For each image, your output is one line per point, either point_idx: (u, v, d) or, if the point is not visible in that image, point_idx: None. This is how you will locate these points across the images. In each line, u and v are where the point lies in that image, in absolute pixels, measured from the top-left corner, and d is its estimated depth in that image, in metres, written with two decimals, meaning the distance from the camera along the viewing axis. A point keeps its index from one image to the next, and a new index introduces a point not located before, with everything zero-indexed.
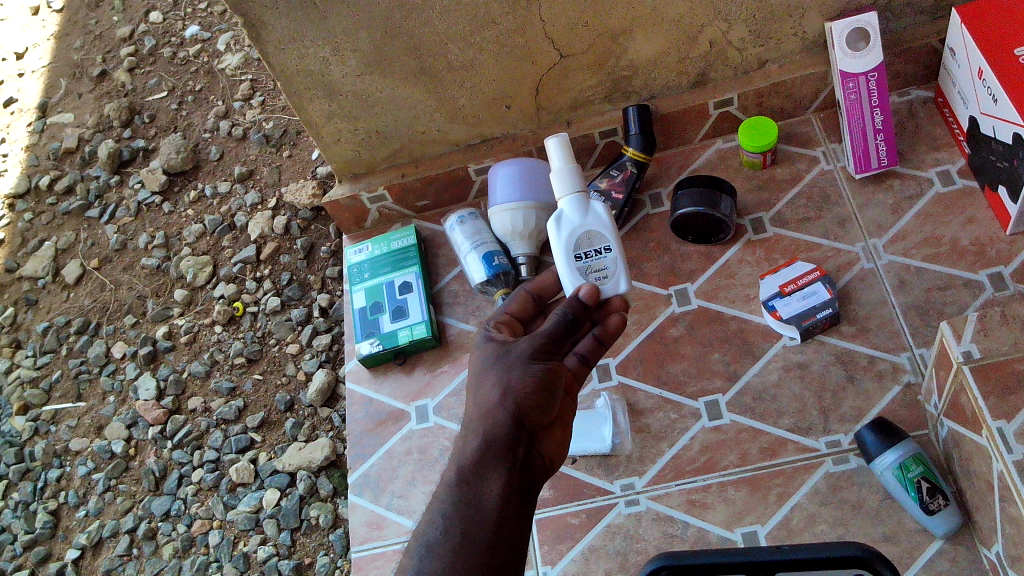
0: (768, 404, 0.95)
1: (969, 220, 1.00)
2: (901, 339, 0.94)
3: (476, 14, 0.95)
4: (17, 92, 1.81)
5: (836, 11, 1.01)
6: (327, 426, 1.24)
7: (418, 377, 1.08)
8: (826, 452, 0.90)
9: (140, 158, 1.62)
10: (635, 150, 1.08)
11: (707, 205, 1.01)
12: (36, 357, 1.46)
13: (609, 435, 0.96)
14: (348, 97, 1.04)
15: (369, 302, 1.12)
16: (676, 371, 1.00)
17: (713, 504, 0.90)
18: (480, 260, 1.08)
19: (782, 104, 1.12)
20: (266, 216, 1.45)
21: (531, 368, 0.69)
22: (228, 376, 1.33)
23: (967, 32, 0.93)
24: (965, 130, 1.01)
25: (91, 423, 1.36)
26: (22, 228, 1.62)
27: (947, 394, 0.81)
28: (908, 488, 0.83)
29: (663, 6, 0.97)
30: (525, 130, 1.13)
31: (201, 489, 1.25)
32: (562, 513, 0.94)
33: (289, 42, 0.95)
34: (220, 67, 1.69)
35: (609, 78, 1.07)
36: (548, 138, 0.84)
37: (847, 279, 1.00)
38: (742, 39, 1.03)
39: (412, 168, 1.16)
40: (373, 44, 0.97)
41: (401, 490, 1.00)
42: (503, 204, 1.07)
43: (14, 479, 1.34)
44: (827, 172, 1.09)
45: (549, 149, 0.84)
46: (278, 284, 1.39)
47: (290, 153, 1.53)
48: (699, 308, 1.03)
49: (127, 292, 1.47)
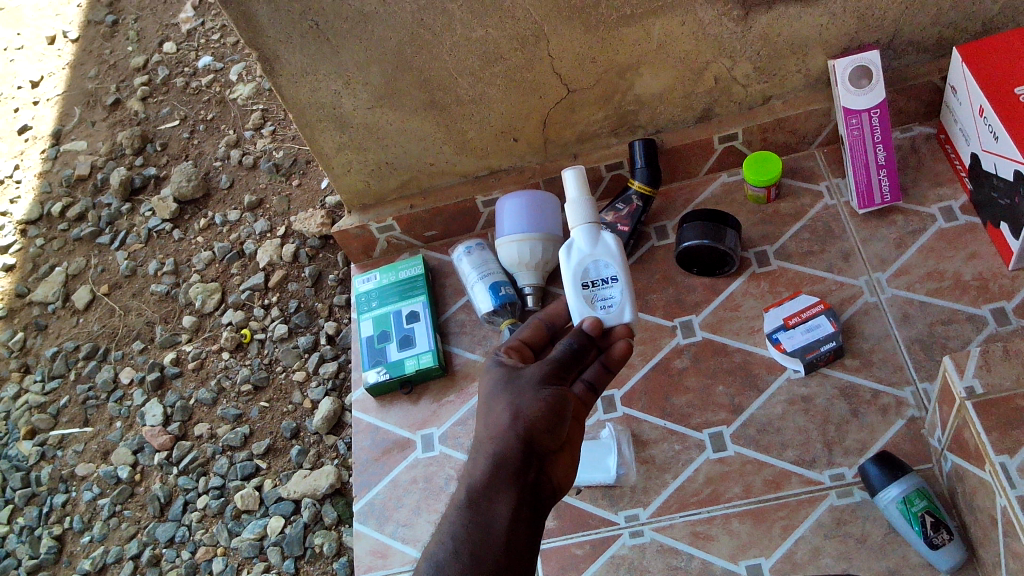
0: (772, 436, 0.95)
1: (972, 256, 1.01)
2: (904, 373, 0.95)
3: (486, 50, 0.97)
4: (32, 119, 1.84)
5: (839, 49, 1.03)
6: (333, 454, 1.25)
7: (425, 407, 1.09)
8: (830, 485, 0.90)
9: (152, 186, 1.64)
10: (641, 184, 1.10)
11: (711, 237, 1.02)
12: (44, 382, 1.47)
13: (614, 466, 0.96)
14: (359, 129, 1.06)
15: (377, 331, 1.13)
16: (681, 402, 1.00)
17: (718, 536, 0.90)
18: (486, 290, 1.09)
19: (786, 140, 1.13)
20: (275, 244, 1.46)
21: (541, 394, 0.70)
22: (234, 403, 1.34)
23: (968, 71, 0.95)
24: (966, 167, 1.02)
25: (97, 448, 1.37)
26: (33, 254, 1.63)
27: (950, 428, 0.81)
28: (912, 522, 0.83)
29: (669, 42, 0.99)
30: (533, 163, 1.15)
31: (206, 515, 1.26)
32: (566, 544, 0.94)
33: (302, 76, 0.97)
34: (232, 97, 1.72)
35: (615, 112, 1.08)
36: (565, 170, 0.87)
37: (851, 313, 1.01)
38: (746, 76, 1.05)
39: (420, 199, 1.17)
40: (384, 78, 0.99)
41: (406, 519, 1.01)
42: (510, 235, 1.08)
43: (20, 504, 1.34)
44: (830, 207, 1.10)
45: (565, 180, 0.87)
46: (285, 311, 1.40)
47: (299, 182, 1.55)
48: (704, 340, 1.04)
49: (136, 318, 1.48)
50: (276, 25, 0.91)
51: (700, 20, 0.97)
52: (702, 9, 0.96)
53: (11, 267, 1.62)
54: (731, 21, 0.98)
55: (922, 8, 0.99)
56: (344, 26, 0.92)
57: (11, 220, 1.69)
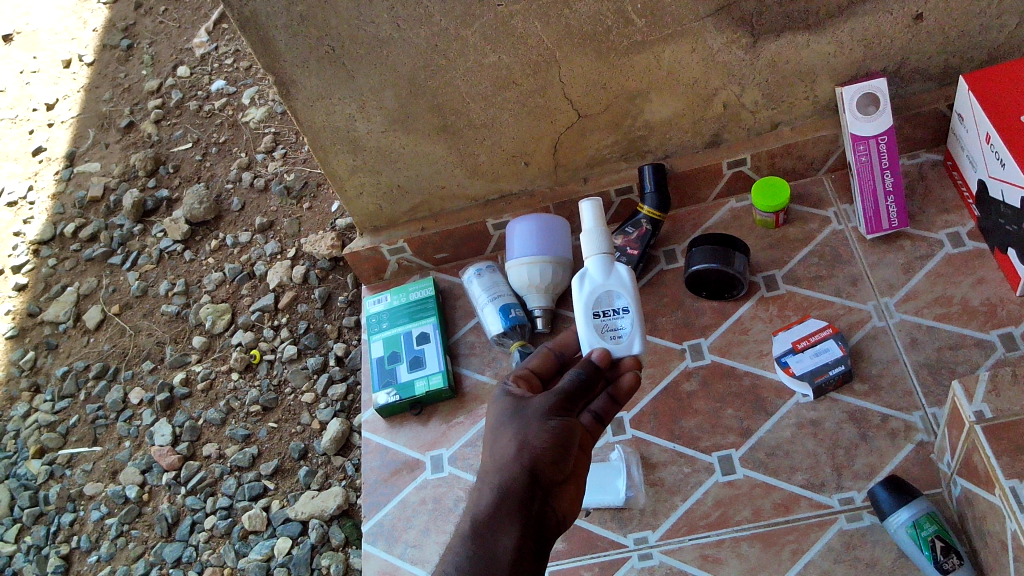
0: (782, 460, 0.95)
1: (979, 281, 1.01)
2: (913, 398, 0.95)
3: (499, 76, 0.99)
4: (46, 141, 1.86)
5: (847, 77, 1.05)
6: (340, 475, 1.25)
7: (434, 428, 1.09)
8: (839, 509, 0.91)
9: (164, 208, 1.66)
10: (650, 209, 1.11)
11: (720, 261, 1.03)
12: (54, 402, 1.47)
13: (623, 488, 0.96)
14: (372, 152, 1.07)
15: (387, 352, 1.13)
16: (689, 426, 1.00)
17: (727, 559, 0.90)
18: (496, 312, 1.10)
19: (794, 165, 1.14)
20: (286, 265, 1.48)
21: (547, 425, 0.70)
22: (243, 424, 1.34)
23: (975, 99, 0.96)
24: (974, 193, 1.03)
25: (105, 467, 1.37)
26: (45, 274, 1.65)
27: (960, 453, 0.82)
28: (921, 547, 0.83)
29: (679, 69, 1.01)
30: (543, 187, 1.16)
31: (213, 536, 1.25)
32: (575, 566, 0.94)
33: (318, 99, 0.99)
34: (244, 121, 1.75)
35: (625, 137, 1.10)
36: (582, 204, 0.89)
37: (859, 337, 1.01)
38: (754, 102, 1.07)
39: (432, 222, 1.18)
40: (397, 103, 1.00)
41: (415, 540, 1.00)
42: (520, 257, 1.09)
43: (27, 523, 1.34)
44: (838, 232, 1.11)
45: (581, 213, 0.89)
46: (295, 331, 1.41)
47: (310, 205, 1.57)
48: (712, 363, 1.04)
49: (146, 338, 1.49)
50: (293, 50, 0.93)
51: (709, 48, 0.99)
52: (711, 37, 0.97)
53: (23, 287, 1.64)
54: (739, 49, 0.99)
55: (928, 36, 1.00)
56: (359, 51, 0.94)
57: (24, 240, 1.70)
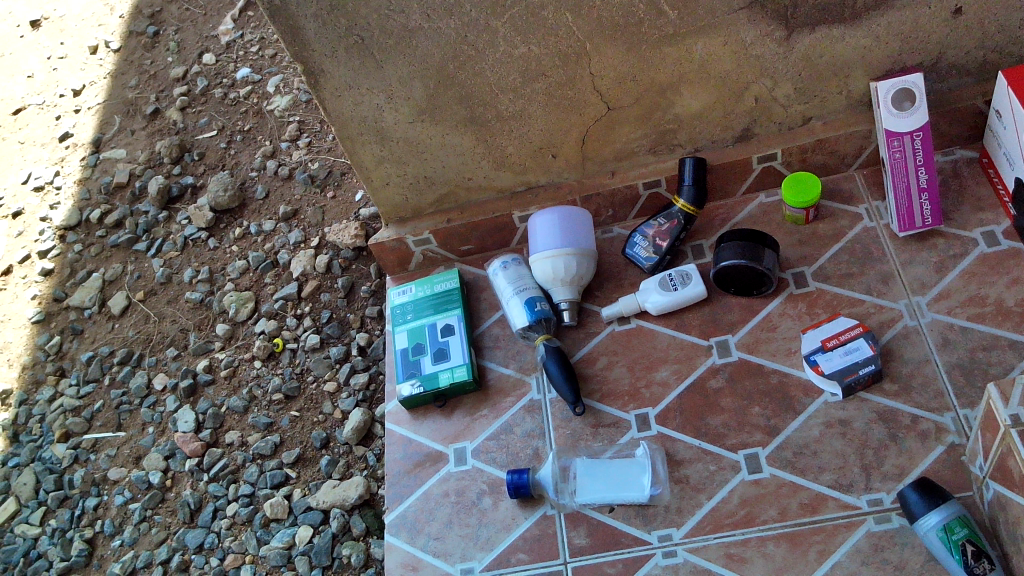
0: (809, 459, 0.94)
1: (1015, 281, 0.99)
2: (945, 399, 0.94)
3: (528, 67, 0.98)
4: (73, 127, 1.87)
5: (882, 72, 1.03)
6: (362, 465, 1.26)
7: (458, 421, 1.09)
8: (867, 511, 0.89)
9: (188, 195, 1.67)
10: (685, 203, 1.10)
11: (750, 257, 1.02)
12: (79, 386, 1.48)
13: (648, 485, 0.95)
14: (399, 143, 1.06)
15: (412, 343, 1.13)
16: (716, 423, 0.99)
17: (752, 558, 0.89)
18: (522, 305, 1.09)
19: (825, 160, 1.13)
20: (309, 254, 1.48)
21: None
22: (266, 412, 1.34)
23: (1014, 97, 0.94)
24: (1010, 192, 1.02)
25: (129, 453, 1.37)
26: (71, 259, 1.65)
27: (993, 456, 0.80)
28: (952, 551, 0.82)
29: (711, 62, 1.00)
30: (570, 180, 1.15)
31: (235, 523, 1.25)
32: (599, 562, 0.93)
33: (346, 90, 0.99)
34: (269, 109, 1.75)
35: (655, 130, 1.08)
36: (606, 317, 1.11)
37: (890, 337, 1.00)
38: (787, 97, 1.05)
39: (457, 214, 1.18)
40: (425, 94, 1.00)
41: (437, 533, 1.00)
42: (546, 250, 1.09)
43: (52, 506, 1.35)
44: (870, 229, 1.09)
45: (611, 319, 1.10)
46: (318, 321, 1.42)
47: (334, 194, 1.57)
48: (740, 360, 1.03)
49: (171, 325, 1.50)
50: (322, 39, 0.92)
51: (743, 41, 0.97)
52: (745, 30, 0.96)
53: (49, 272, 1.64)
54: (773, 42, 0.98)
55: (967, 31, 0.99)
56: (388, 41, 0.93)
57: (50, 225, 1.71)
